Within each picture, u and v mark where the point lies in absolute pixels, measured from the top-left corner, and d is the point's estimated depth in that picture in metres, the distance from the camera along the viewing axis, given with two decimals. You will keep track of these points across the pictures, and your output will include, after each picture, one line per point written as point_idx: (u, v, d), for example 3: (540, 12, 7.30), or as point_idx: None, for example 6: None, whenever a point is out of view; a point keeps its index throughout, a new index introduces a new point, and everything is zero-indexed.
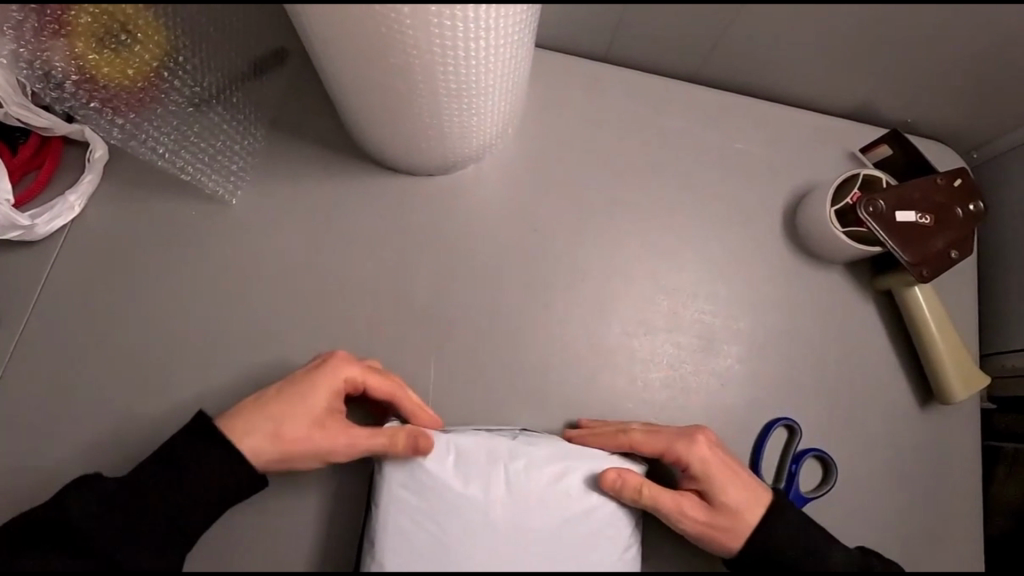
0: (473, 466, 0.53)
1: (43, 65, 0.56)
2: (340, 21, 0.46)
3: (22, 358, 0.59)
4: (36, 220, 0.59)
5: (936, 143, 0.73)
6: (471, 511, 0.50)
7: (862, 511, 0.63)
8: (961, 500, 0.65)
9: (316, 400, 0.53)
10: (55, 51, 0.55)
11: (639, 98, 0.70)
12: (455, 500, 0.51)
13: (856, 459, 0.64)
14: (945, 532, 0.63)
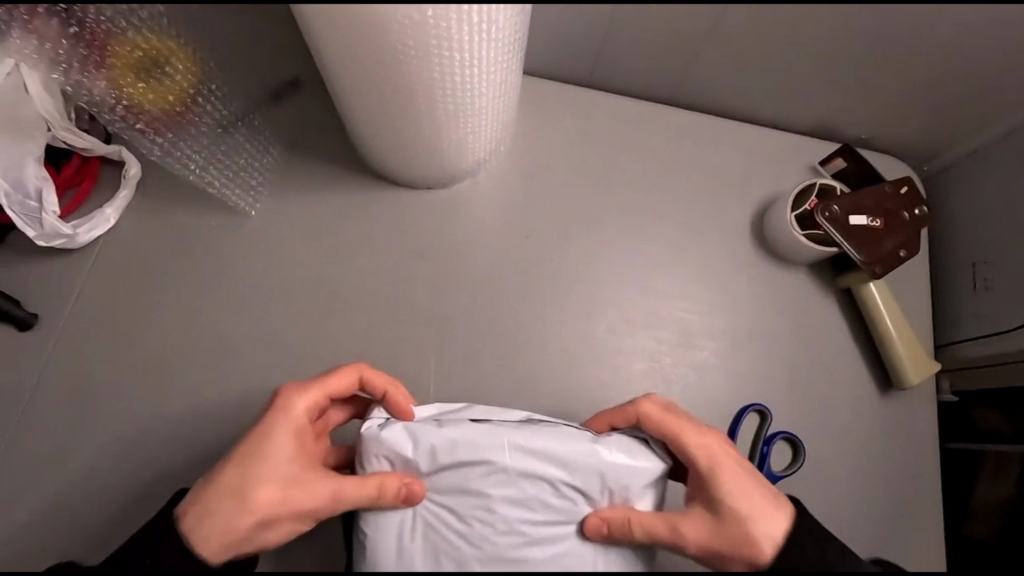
0: (484, 437, 0.53)
1: (88, 91, 0.61)
2: (351, 55, 0.53)
3: (58, 358, 0.65)
4: (77, 229, 0.64)
5: (890, 156, 0.81)
6: (477, 521, 0.50)
7: (830, 489, 0.68)
8: (923, 479, 0.70)
9: (283, 455, 0.52)
10: (100, 79, 0.60)
11: (617, 117, 0.78)
12: (462, 476, 0.52)
13: (823, 442, 0.69)
14: (908, 509, 0.69)
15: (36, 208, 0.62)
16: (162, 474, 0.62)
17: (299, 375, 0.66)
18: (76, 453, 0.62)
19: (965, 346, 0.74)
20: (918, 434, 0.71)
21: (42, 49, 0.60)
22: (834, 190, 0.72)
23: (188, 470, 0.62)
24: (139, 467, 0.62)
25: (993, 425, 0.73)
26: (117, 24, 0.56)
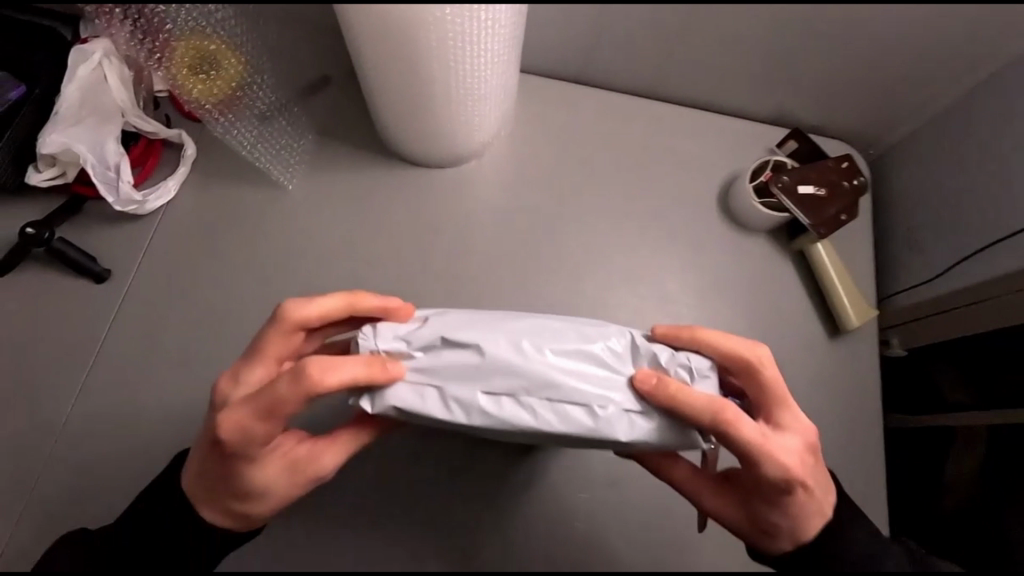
0: (497, 321, 0.51)
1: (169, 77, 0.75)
2: (384, 50, 0.65)
3: (125, 308, 0.75)
4: (146, 197, 0.76)
5: (837, 140, 0.94)
6: (508, 403, 0.48)
7: None
8: (867, 411, 0.81)
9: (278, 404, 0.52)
10: (178, 67, 0.73)
11: (601, 106, 0.91)
12: (484, 358, 0.49)
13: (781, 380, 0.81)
14: (857, 438, 0.80)
15: (115, 178, 0.74)
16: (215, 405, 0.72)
17: None
18: (141, 387, 0.72)
19: (906, 297, 0.90)
20: (865, 373, 0.82)
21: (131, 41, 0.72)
22: (786, 164, 0.84)
23: None
24: (194, 399, 0.72)
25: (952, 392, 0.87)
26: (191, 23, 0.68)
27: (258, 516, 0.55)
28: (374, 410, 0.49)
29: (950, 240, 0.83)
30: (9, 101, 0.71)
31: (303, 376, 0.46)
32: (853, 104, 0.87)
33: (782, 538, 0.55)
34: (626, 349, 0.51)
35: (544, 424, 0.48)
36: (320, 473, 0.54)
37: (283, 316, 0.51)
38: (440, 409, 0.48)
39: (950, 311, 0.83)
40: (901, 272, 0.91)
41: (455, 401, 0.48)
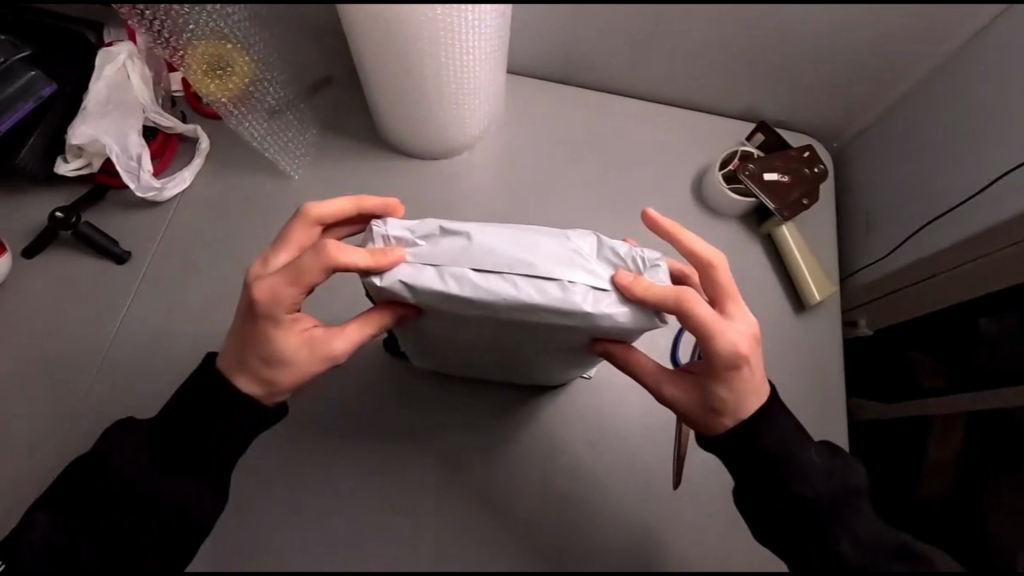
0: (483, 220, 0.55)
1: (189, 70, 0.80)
2: (382, 51, 0.73)
3: (144, 288, 0.82)
4: (164, 185, 0.83)
5: (801, 133, 1.01)
6: (497, 279, 0.52)
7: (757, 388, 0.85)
8: (832, 381, 0.87)
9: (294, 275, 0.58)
10: (200, 62, 0.79)
11: (583, 104, 0.98)
12: (472, 243, 0.53)
13: None
14: (823, 405, 0.86)
15: (136, 167, 0.81)
16: None
17: (333, 297, 0.83)
18: (158, 359, 0.78)
19: (867, 276, 0.97)
20: (829, 346, 0.89)
21: (155, 38, 0.77)
22: (752, 154, 0.92)
23: None
24: None
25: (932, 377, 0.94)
26: (217, 25, 0.75)
27: (278, 388, 0.60)
28: (379, 287, 0.53)
29: (904, 222, 0.90)
30: (41, 98, 0.77)
31: (320, 249, 0.52)
32: (814, 97, 0.94)
33: (726, 415, 0.61)
34: (595, 247, 0.55)
35: (524, 297, 0.51)
36: (336, 352, 0.59)
37: (303, 211, 0.58)
38: (436, 282, 0.52)
39: (903, 290, 0.90)
40: (863, 256, 0.98)
41: (449, 277, 0.52)
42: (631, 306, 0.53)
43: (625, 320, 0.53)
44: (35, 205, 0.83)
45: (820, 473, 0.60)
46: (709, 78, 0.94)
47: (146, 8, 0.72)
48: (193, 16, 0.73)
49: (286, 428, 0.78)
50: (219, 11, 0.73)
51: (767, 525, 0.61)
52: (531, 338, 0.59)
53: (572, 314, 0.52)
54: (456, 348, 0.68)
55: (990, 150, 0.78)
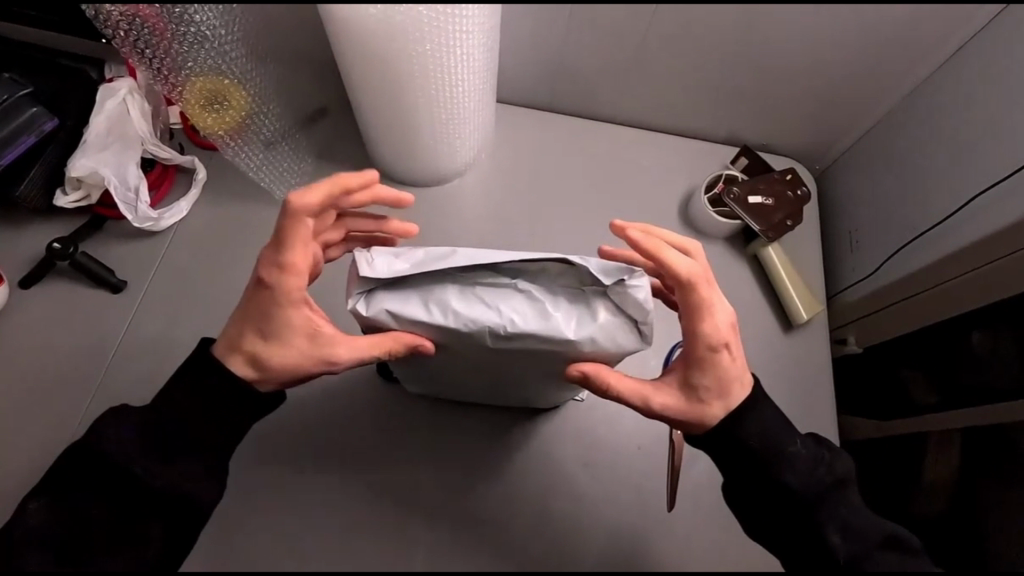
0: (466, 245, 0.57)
1: (190, 107, 0.81)
2: (376, 84, 0.75)
3: (139, 316, 0.83)
4: (161, 215, 0.84)
5: (784, 157, 1.04)
6: (478, 306, 0.55)
7: None
8: (823, 398, 0.88)
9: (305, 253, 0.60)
10: (202, 96, 0.81)
11: (572, 132, 1.01)
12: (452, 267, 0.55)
13: None
14: (814, 423, 0.87)
15: (134, 198, 0.82)
16: None
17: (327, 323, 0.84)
18: (154, 386, 0.79)
19: (850, 294, 0.99)
20: (818, 363, 0.90)
21: (157, 77, 0.79)
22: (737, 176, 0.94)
23: None
24: None
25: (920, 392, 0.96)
26: (217, 63, 0.77)
27: (271, 376, 0.61)
28: (366, 315, 0.57)
29: (887, 240, 0.93)
30: (42, 132, 0.80)
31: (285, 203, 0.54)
32: (794, 122, 0.97)
33: (711, 403, 0.61)
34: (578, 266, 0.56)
35: (506, 323, 0.54)
36: (334, 355, 0.60)
37: (332, 202, 0.59)
38: (421, 312, 0.56)
39: (896, 305, 0.91)
40: (848, 273, 1.00)
41: (433, 308, 0.56)
42: (612, 330, 0.56)
43: (607, 344, 0.56)
44: (33, 236, 0.84)
45: (804, 463, 0.61)
46: (695, 105, 0.97)
47: (145, 46, 0.75)
48: (194, 54, 0.76)
49: (276, 454, 0.75)
50: (220, 49, 0.75)
51: (759, 518, 0.62)
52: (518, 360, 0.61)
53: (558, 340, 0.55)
54: (448, 374, 0.69)
55: (967, 169, 0.81)
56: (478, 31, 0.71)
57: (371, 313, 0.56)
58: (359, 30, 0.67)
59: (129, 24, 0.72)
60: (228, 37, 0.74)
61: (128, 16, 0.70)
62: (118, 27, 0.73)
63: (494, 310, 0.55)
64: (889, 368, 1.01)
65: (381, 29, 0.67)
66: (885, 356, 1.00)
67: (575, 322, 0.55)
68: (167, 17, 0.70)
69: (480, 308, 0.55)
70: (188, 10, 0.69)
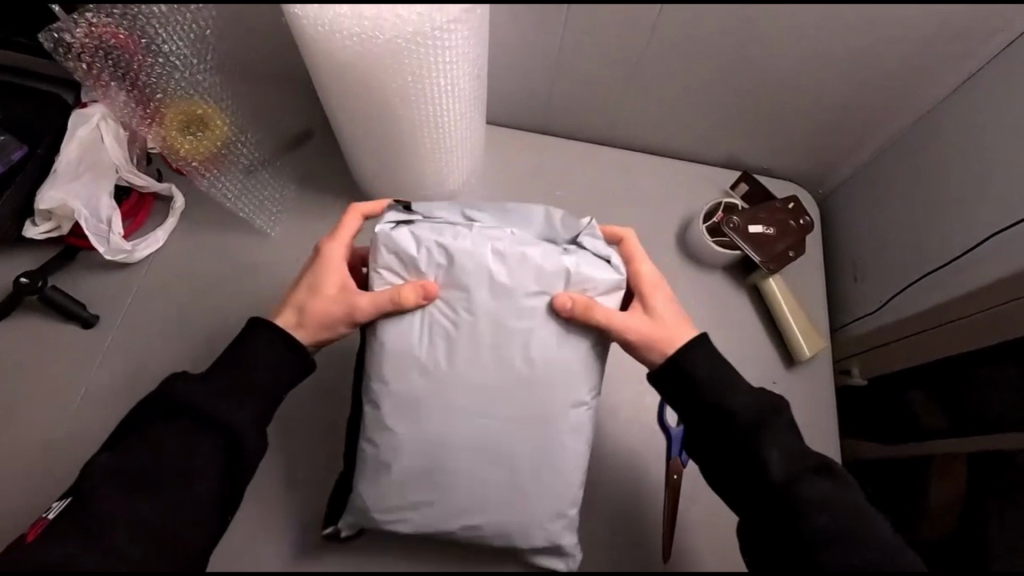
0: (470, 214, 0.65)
1: (161, 139, 0.80)
2: (359, 113, 0.71)
3: (110, 354, 0.79)
4: (135, 247, 0.81)
5: (787, 184, 1.01)
6: (485, 234, 0.60)
7: None
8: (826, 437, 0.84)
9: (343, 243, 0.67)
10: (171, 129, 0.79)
11: (568, 157, 0.98)
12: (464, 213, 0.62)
13: None
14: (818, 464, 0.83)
15: (106, 230, 0.79)
16: None
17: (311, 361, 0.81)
18: None
19: (855, 327, 0.95)
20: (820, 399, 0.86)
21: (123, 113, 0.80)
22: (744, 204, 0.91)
23: None
24: None
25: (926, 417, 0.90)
26: (186, 91, 0.78)
27: (309, 326, 0.63)
28: (387, 233, 0.59)
29: (896, 271, 0.89)
30: (12, 161, 0.77)
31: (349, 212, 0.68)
32: (799, 147, 0.94)
33: (675, 323, 0.63)
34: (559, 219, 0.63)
35: (511, 244, 0.59)
36: (355, 302, 0.60)
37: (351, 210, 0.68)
38: (435, 233, 0.59)
39: (903, 340, 0.87)
40: (856, 306, 0.95)
41: (427, 242, 0.59)
42: (595, 266, 0.61)
43: (594, 274, 0.60)
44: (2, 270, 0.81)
45: (782, 449, 0.57)
46: (696, 127, 0.93)
47: (112, 78, 0.76)
48: (162, 84, 0.77)
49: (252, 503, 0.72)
50: (190, 77, 0.77)
51: (710, 459, 0.60)
52: (507, 321, 0.58)
53: (553, 264, 0.59)
54: (421, 396, 0.59)
55: (983, 198, 0.77)
56: (464, 60, 0.67)
57: (389, 229, 0.59)
58: (337, 58, 0.63)
59: (95, 58, 0.74)
60: (197, 63, 0.76)
61: (94, 49, 0.73)
62: (89, 58, 0.74)
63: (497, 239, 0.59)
64: (894, 392, 0.95)
65: (362, 58, 0.63)
66: (890, 384, 0.95)
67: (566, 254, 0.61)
68: (134, 46, 0.73)
69: (485, 235, 0.59)
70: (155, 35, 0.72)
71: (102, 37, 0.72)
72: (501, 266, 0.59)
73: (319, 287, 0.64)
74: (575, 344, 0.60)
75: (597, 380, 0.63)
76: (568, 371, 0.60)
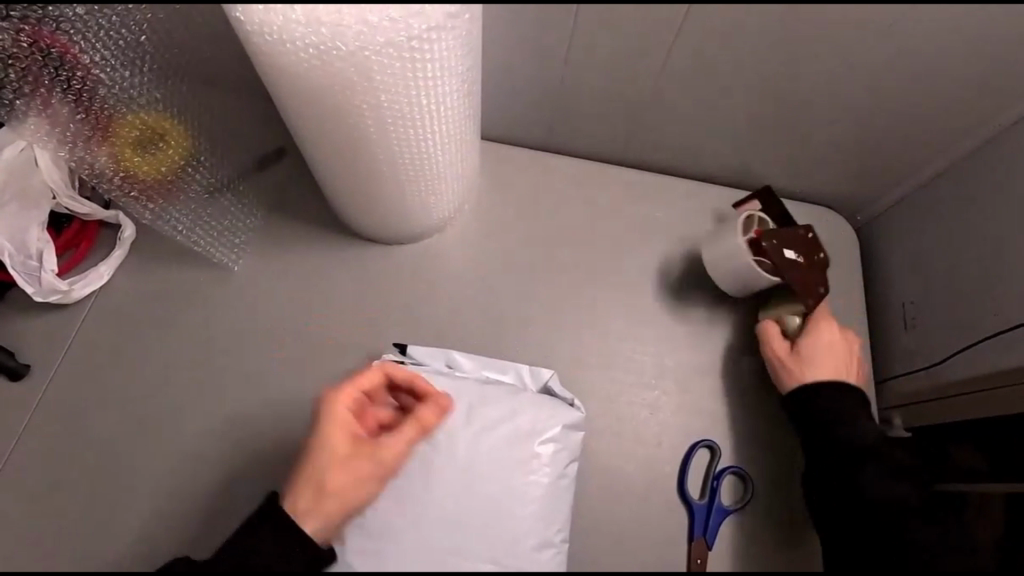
0: None
1: (91, 165, 0.69)
2: (331, 143, 0.60)
3: (45, 405, 0.70)
4: (73, 286, 0.72)
5: (819, 209, 0.90)
6: (466, 380, 0.69)
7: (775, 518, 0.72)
8: None
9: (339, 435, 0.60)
10: (100, 153, 0.69)
11: (574, 178, 0.86)
12: (449, 361, 0.72)
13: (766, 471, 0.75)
14: None
15: (36, 268, 0.70)
16: (137, 515, 0.66)
17: (278, 415, 0.71)
18: (59, 492, 0.66)
19: (898, 379, 0.84)
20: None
21: (37, 136, 0.68)
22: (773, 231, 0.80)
23: (164, 512, 0.66)
24: (118, 505, 0.66)
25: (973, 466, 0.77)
26: (117, 108, 0.67)
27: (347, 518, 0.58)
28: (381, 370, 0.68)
29: (955, 318, 0.78)
30: None
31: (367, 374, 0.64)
32: (837, 170, 0.83)
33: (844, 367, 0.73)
34: (534, 376, 0.73)
35: (486, 390, 0.68)
36: (386, 462, 0.59)
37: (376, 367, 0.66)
38: (421, 377, 0.68)
39: (963, 396, 0.76)
40: (900, 351, 0.85)
41: (415, 376, 0.68)
42: (563, 410, 0.69)
43: (564, 417, 0.68)
44: None
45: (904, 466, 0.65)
46: (723, 147, 0.82)
47: (14, 95, 0.65)
48: (84, 101, 0.66)
49: None
50: (119, 91, 0.66)
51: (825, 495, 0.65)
52: (483, 445, 0.63)
53: (524, 406, 0.67)
54: (384, 527, 0.56)
55: None
56: (444, 75, 0.56)
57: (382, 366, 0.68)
58: (295, 77, 0.53)
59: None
60: (129, 77, 0.66)
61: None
62: (28, 58, 0.63)
63: (474, 384, 0.68)
64: None
65: (322, 76, 0.52)
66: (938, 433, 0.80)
67: (537, 400, 0.69)
68: (42, 56, 0.63)
69: (464, 382, 0.68)
70: (73, 45, 0.62)
71: (4, 45, 0.62)
72: (476, 411, 0.65)
73: (330, 473, 0.58)
74: (546, 478, 0.64)
75: (562, 523, 0.64)
76: (536, 506, 0.62)
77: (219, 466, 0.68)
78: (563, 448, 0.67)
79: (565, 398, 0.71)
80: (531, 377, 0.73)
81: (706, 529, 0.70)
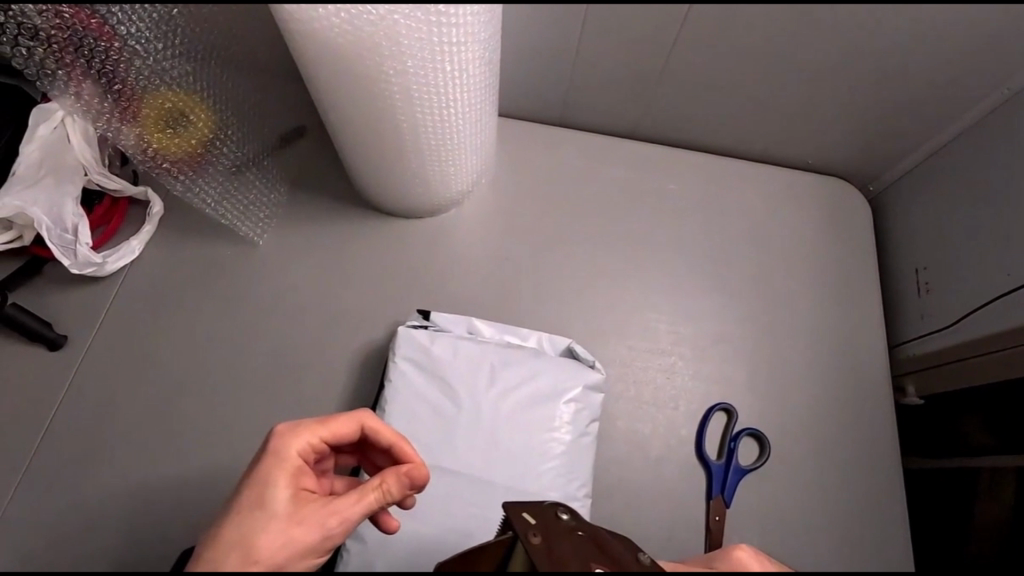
0: None
1: (124, 138, 0.72)
2: (358, 115, 0.62)
3: (81, 375, 0.73)
4: (106, 259, 0.74)
5: (828, 178, 0.91)
6: (488, 344, 0.71)
7: (787, 475, 0.75)
8: (867, 462, 0.77)
9: (354, 510, 0.48)
10: (133, 128, 0.72)
11: (587, 151, 0.88)
12: (470, 325, 0.74)
13: (779, 432, 0.77)
14: (862, 495, 0.75)
15: (72, 242, 0.72)
16: (172, 477, 0.68)
17: (304, 380, 0.73)
18: (96, 457, 0.69)
19: (910, 344, 0.85)
20: (857, 421, 0.79)
21: (76, 108, 0.72)
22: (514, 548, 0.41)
23: (197, 472, 0.69)
24: (154, 468, 0.69)
25: (981, 438, 0.79)
26: (150, 82, 0.69)
27: None
28: (406, 334, 0.70)
29: (963, 284, 0.79)
30: None
31: (387, 492, 0.49)
32: (845, 144, 0.84)
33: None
34: (556, 344, 0.74)
35: (508, 357, 0.70)
36: (325, 538, 0.47)
37: (403, 469, 0.50)
38: (444, 342, 0.70)
39: (959, 362, 0.78)
40: (910, 318, 0.86)
41: (440, 341, 0.70)
42: (584, 375, 0.70)
43: (586, 381, 0.70)
44: None
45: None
46: (735, 125, 0.83)
47: (56, 66, 0.68)
48: (119, 74, 0.68)
49: None
50: (153, 65, 0.67)
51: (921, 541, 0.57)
52: (502, 407, 0.67)
53: (542, 373, 0.69)
54: None
55: None
56: (467, 41, 0.58)
57: (406, 330, 0.70)
58: (323, 43, 0.54)
59: (34, 43, 0.66)
60: (159, 49, 0.66)
61: (31, 32, 0.65)
62: (66, 35, 0.65)
63: (497, 352, 0.70)
64: (949, 408, 0.83)
65: (350, 42, 0.54)
66: (949, 401, 0.82)
67: (560, 364, 0.71)
68: (80, 29, 0.64)
69: (486, 349, 0.70)
70: (107, 17, 0.63)
71: (43, 18, 0.64)
72: (497, 379, 0.68)
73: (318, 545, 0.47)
74: (566, 438, 0.67)
75: (587, 477, 0.68)
76: (560, 462, 0.66)
77: (250, 431, 0.70)
78: (585, 407, 0.69)
79: (587, 363, 0.72)
80: (552, 343, 0.74)
81: (727, 485, 0.73)
